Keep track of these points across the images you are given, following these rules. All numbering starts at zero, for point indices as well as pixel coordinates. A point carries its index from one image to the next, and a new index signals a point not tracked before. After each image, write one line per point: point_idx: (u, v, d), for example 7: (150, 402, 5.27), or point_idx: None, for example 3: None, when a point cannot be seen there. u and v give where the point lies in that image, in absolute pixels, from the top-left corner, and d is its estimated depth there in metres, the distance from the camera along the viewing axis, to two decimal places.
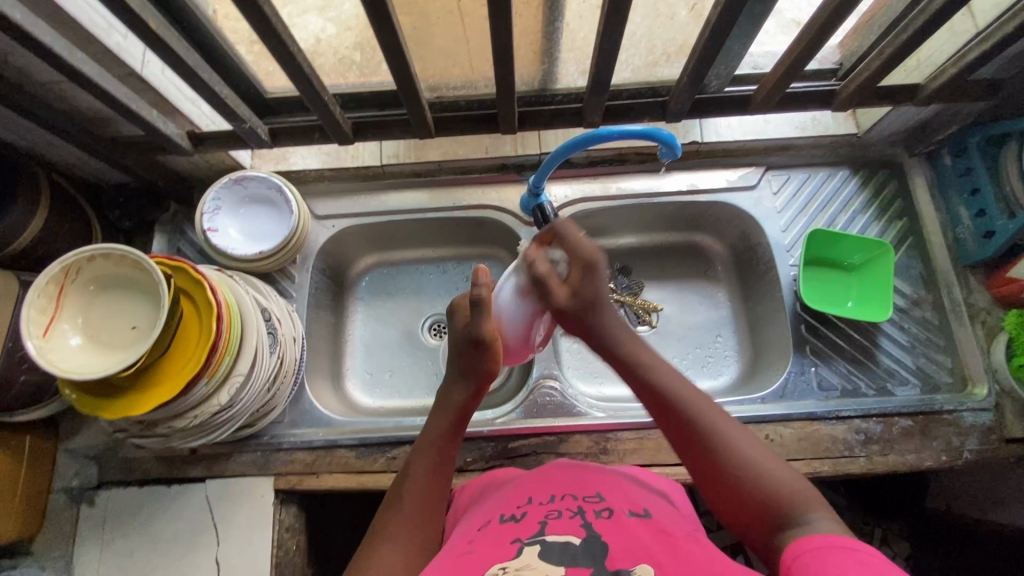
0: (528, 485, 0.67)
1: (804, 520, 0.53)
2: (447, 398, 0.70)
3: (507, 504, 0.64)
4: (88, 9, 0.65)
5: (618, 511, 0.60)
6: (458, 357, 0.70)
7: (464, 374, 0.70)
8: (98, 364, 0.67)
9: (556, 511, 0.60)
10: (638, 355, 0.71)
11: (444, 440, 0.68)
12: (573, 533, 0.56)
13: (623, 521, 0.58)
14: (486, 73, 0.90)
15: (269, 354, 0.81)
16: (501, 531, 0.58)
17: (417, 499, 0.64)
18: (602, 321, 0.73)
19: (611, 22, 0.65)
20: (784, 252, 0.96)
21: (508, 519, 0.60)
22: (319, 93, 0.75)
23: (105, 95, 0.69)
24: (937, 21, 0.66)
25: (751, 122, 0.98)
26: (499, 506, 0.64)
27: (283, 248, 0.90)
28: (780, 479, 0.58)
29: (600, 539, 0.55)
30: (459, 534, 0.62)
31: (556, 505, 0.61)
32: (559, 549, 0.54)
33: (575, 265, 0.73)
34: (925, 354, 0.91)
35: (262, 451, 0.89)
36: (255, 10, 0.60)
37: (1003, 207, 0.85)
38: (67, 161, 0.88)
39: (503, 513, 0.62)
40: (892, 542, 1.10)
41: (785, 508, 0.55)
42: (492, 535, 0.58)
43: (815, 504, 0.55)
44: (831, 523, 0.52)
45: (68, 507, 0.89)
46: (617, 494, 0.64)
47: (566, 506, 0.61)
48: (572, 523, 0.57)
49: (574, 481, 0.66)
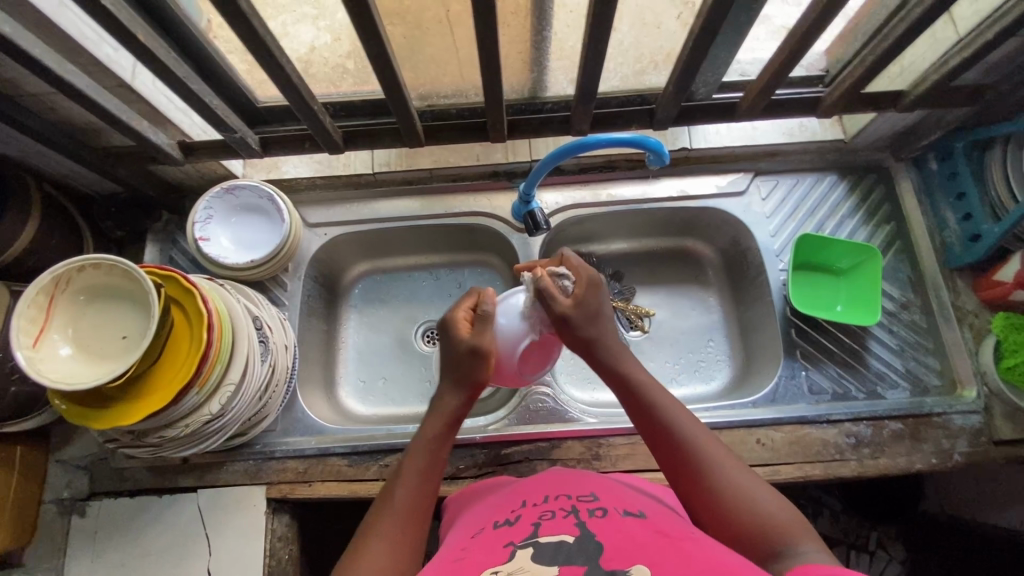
0: (523, 492, 0.67)
1: (797, 548, 0.53)
2: (441, 403, 0.69)
3: (502, 510, 0.64)
4: (77, 22, 0.65)
5: (612, 511, 0.61)
6: (451, 364, 0.70)
7: (456, 380, 0.70)
8: (89, 374, 0.67)
9: (549, 512, 0.60)
10: (632, 368, 0.70)
11: (435, 441, 0.67)
12: (566, 531, 0.56)
13: (616, 521, 0.58)
14: (476, 81, 0.91)
15: (261, 363, 0.81)
16: (495, 535, 0.59)
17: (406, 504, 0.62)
18: (603, 337, 0.72)
19: (596, 32, 0.65)
20: (773, 256, 0.97)
21: (502, 524, 0.61)
22: (309, 103, 0.75)
23: (95, 106, 0.69)
24: (916, 30, 0.67)
25: (739, 129, 0.99)
26: (493, 512, 0.65)
27: (273, 257, 0.91)
28: (768, 505, 0.57)
29: (593, 536, 0.55)
30: (453, 541, 0.62)
31: (550, 506, 0.62)
32: (553, 548, 0.54)
33: (582, 280, 0.73)
34: (914, 357, 0.92)
35: (254, 460, 0.89)
36: (243, 21, 0.60)
37: (988, 210, 0.86)
38: (59, 172, 0.88)
39: (497, 519, 0.62)
40: (888, 545, 1.12)
41: (777, 536, 0.54)
42: (487, 539, 0.58)
43: (805, 534, 0.54)
44: (824, 555, 0.52)
45: (59, 518, 0.88)
46: (610, 495, 0.64)
47: (560, 506, 0.61)
48: (566, 522, 0.58)
49: (568, 486, 0.67)
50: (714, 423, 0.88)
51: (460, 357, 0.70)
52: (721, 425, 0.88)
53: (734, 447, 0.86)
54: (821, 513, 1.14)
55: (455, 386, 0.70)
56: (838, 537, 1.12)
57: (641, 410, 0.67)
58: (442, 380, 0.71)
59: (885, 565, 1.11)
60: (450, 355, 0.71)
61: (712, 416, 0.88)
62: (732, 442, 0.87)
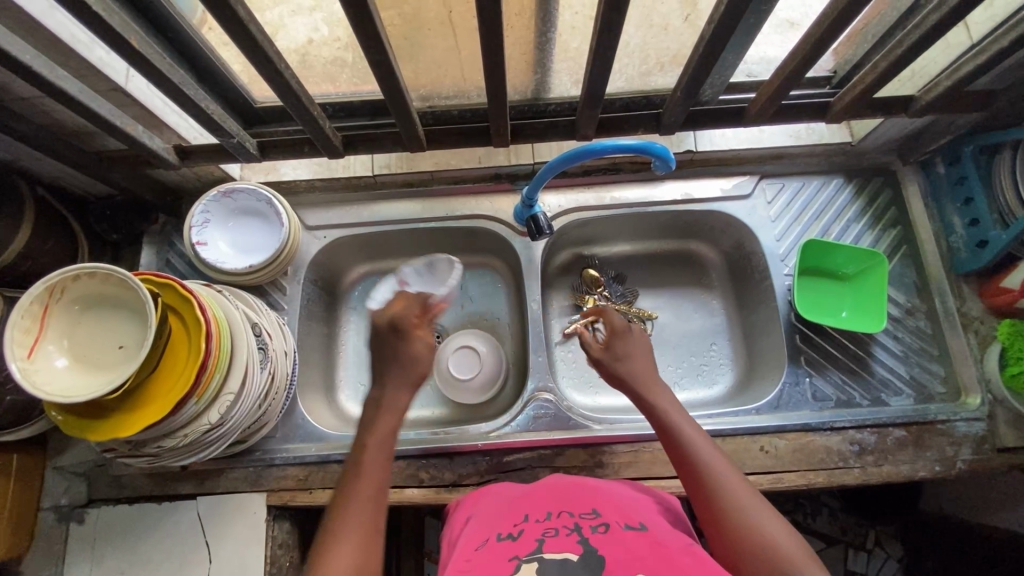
0: (524, 506, 0.67)
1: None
2: (391, 400, 0.69)
3: (504, 523, 0.64)
4: (69, 25, 0.63)
5: (614, 525, 0.60)
6: (405, 366, 0.70)
7: (404, 379, 0.70)
8: (85, 385, 0.65)
9: (552, 529, 0.60)
10: (658, 394, 0.72)
11: (389, 432, 0.67)
12: (570, 549, 0.55)
13: (618, 535, 0.58)
14: (479, 83, 0.89)
15: (260, 371, 0.80)
16: (499, 549, 0.58)
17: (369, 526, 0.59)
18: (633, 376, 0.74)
19: (605, 39, 0.63)
20: (778, 261, 0.96)
21: (505, 539, 0.60)
22: (308, 108, 0.74)
23: (87, 111, 0.67)
24: (931, 37, 0.66)
25: (745, 132, 0.97)
26: (495, 526, 0.64)
27: (272, 262, 0.89)
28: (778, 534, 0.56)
29: (596, 552, 0.55)
30: (457, 554, 0.61)
31: (553, 523, 0.61)
32: (557, 565, 0.54)
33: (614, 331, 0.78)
34: (918, 364, 0.91)
35: (254, 467, 0.89)
36: (239, 27, 0.58)
37: (996, 216, 0.85)
38: (52, 175, 0.86)
39: (500, 532, 0.62)
40: (885, 542, 1.15)
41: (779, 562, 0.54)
42: (490, 553, 0.58)
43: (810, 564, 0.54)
44: None
45: (57, 525, 0.88)
46: (612, 508, 0.64)
47: (563, 524, 0.60)
48: (570, 540, 0.57)
49: (570, 499, 0.66)
50: (717, 430, 0.87)
51: (397, 346, 0.71)
52: (725, 432, 0.87)
53: (738, 454, 0.86)
54: (820, 511, 1.17)
55: (400, 383, 0.69)
56: (835, 535, 1.15)
57: (664, 434, 0.68)
58: (385, 380, 0.69)
59: (883, 562, 1.14)
60: (379, 339, 0.72)
61: (715, 423, 0.88)
62: (736, 449, 0.86)
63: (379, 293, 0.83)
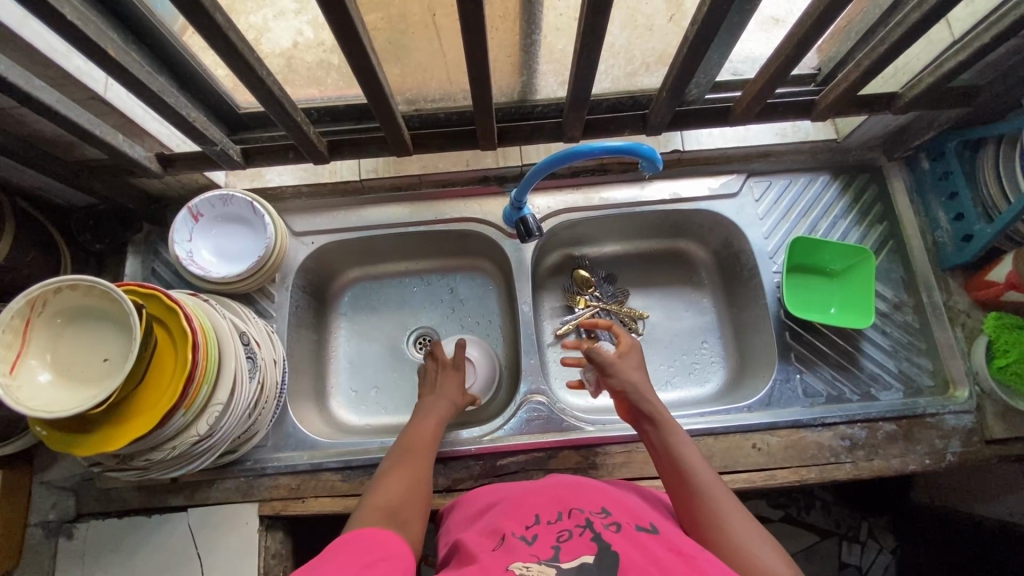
0: (529, 499, 0.66)
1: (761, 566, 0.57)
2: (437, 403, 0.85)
3: (513, 518, 0.63)
4: (45, 35, 0.62)
5: (626, 525, 0.60)
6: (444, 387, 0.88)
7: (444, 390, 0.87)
8: (68, 400, 0.64)
9: (565, 529, 0.59)
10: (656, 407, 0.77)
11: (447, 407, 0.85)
12: (586, 552, 0.55)
13: (631, 536, 0.58)
14: (464, 85, 0.88)
15: (250, 380, 0.79)
16: (510, 547, 0.57)
17: (409, 463, 0.74)
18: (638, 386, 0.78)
19: (588, 41, 0.63)
20: (767, 259, 0.96)
21: (517, 535, 0.59)
22: (291, 114, 0.73)
23: (66, 122, 0.66)
24: (912, 37, 0.66)
25: (732, 131, 0.96)
26: (503, 522, 0.63)
27: (258, 270, 0.88)
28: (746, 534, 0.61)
29: (612, 553, 0.55)
30: (467, 550, 0.60)
31: (565, 523, 0.60)
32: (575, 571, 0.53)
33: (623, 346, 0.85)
34: (907, 358, 0.92)
35: (245, 477, 0.88)
36: (218, 35, 0.57)
37: (981, 211, 0.86)
38: (33, 186, 0.85)
39: (511, 528, 0.61)
40: (878, 535, 1.16)
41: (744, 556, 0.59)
42: (505, 551, 0.57)
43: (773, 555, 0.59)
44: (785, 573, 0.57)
45: (45, 541, 0.86)
46: (622, 508, 0.64)
47: (575, 523, 0.60)
48: (585, 542, 0.57)
49: (577, 495, 0.65)
50: (710, 429, 0.87)
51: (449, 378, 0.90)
52: (717, 430, 0.87)
53: (731, 452, 0.86)
54: (814, 504, 1.18)
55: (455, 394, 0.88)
56: (829, 527, 1.16)
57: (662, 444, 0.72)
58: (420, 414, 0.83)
59: (876, 555, 1.15)
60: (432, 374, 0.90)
61: (708, 422, 0.88)
62: (729, 447, 0.87)
63: (181, 235, 0.87)
